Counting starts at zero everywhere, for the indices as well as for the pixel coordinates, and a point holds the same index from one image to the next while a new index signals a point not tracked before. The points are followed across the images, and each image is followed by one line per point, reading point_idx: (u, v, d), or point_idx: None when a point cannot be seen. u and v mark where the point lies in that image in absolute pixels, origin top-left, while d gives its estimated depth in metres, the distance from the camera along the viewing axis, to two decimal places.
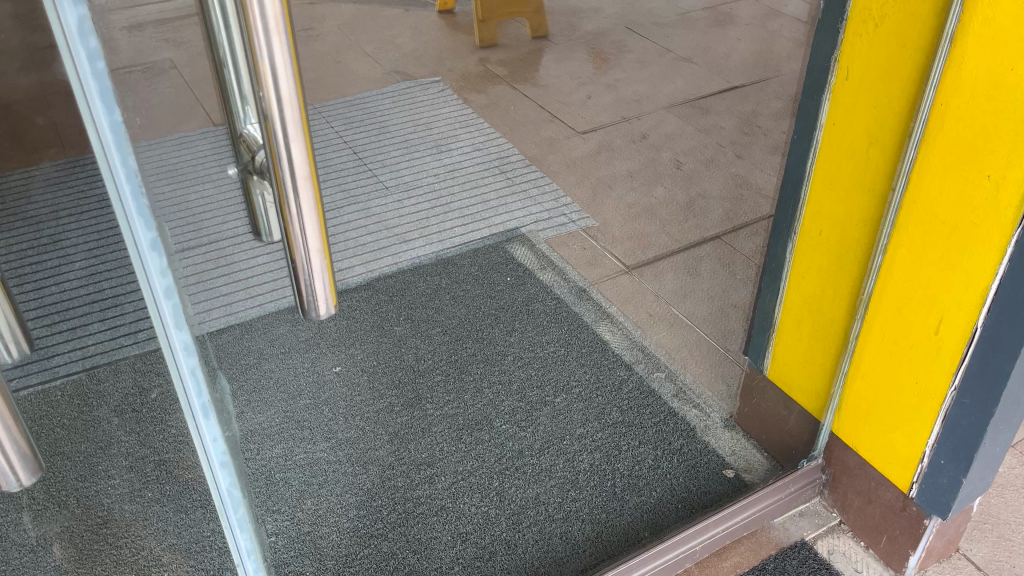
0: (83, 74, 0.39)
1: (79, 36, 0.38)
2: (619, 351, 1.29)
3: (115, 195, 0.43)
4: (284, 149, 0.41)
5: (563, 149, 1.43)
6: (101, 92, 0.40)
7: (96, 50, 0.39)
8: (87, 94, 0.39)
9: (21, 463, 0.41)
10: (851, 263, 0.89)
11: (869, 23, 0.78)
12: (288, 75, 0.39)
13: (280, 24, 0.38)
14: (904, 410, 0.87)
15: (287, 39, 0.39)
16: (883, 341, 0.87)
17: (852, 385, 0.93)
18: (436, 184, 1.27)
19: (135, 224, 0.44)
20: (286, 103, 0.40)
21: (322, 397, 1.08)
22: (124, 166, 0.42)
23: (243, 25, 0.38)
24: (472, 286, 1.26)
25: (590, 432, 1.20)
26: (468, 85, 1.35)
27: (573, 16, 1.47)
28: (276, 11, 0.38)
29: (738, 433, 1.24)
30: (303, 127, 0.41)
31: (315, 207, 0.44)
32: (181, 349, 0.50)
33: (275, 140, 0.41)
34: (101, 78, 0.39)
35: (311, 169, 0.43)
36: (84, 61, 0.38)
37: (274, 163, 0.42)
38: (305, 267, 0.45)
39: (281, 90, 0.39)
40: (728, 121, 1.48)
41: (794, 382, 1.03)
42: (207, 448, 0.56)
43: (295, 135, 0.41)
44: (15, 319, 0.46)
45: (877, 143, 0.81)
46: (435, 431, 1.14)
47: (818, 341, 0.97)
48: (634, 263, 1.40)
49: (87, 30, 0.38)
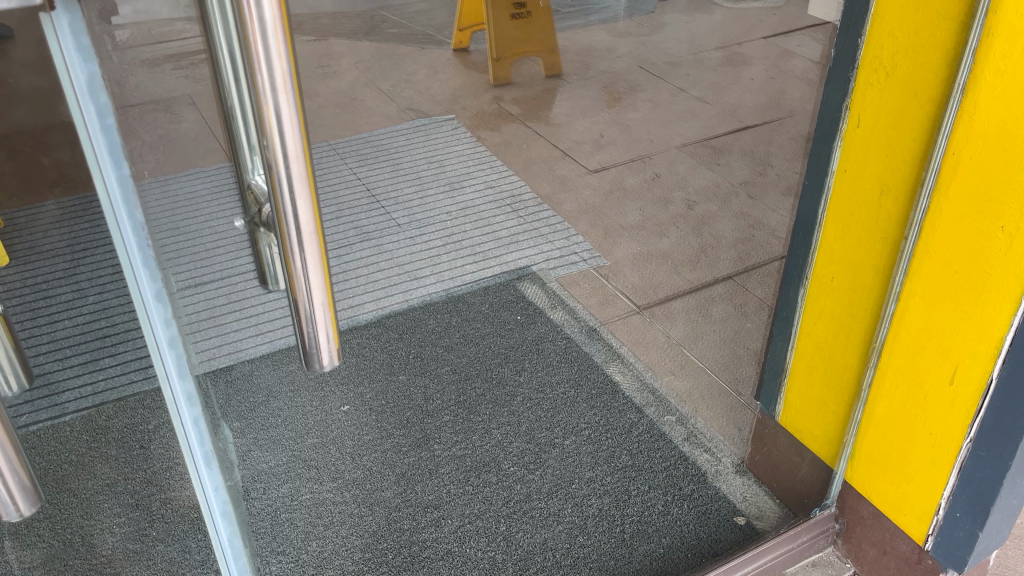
0: (92, 130, 0.39)
1: (88, 92, 0.38)
2: (629, 393, 1.29)
3: (121, 247, 0.43)
4: (290, 205, 0.41)
5: (576, 187, 1.47)
6: (109, 147, 0.40)
7: (106, 105, 0.39)
8: (96, 148, 0.40)
9: (23, 493, 0.39)
10: (863, 311, 0.88)
11: (881, 72, 0.78)
12: (294, 132, 0.40)
13: (287, 83, 0.38)
14: (918, 461, 0.86)
15: (295, 98, 0.39)
16: (896, 391, 0.86)
17: (866, 434, 0.92)
18: (448, 223, 1.25)
19: (140, 275, 0.44)
20: (292, 159, 0.40)
21: (329, 436, 1.06)
22: (132, 218, 0.42)
23: (250, 83, 0.38)
24: (483, 324, 1.24)
25: (599, 476, 1.20)
26: (482, 123, 1.38)
27: (587, 55, 1.55)
28: (284, 71, 0.38)
29: (749, 478, 1.23)
30: (308, 183, 0.42)
31: (321, 261, 0.44)
32: (183, 400, 0.50)
33: (281, 196, 0.41)
34: (109, 133, 0.40)
35: (317, 225, 0.43)
36: (93, 117, 0.39)
37: (279, 219, 0.42)
38: (309, 321, 0.45)
39: (288, 147, 0.40)
40: (739, 163, 1.52)
41: (806, 429, 1.02)
42: (209, 498, 0.56)
43: (301, 192, 0.41)
44: (15, 353, 0.45)
45: (889, 192, 0.81)
46: (443, 472, 1.13)
47: (830, 389, 0.96)
48: (646, 303, 1.40)
49: (96, 86, 0.38)
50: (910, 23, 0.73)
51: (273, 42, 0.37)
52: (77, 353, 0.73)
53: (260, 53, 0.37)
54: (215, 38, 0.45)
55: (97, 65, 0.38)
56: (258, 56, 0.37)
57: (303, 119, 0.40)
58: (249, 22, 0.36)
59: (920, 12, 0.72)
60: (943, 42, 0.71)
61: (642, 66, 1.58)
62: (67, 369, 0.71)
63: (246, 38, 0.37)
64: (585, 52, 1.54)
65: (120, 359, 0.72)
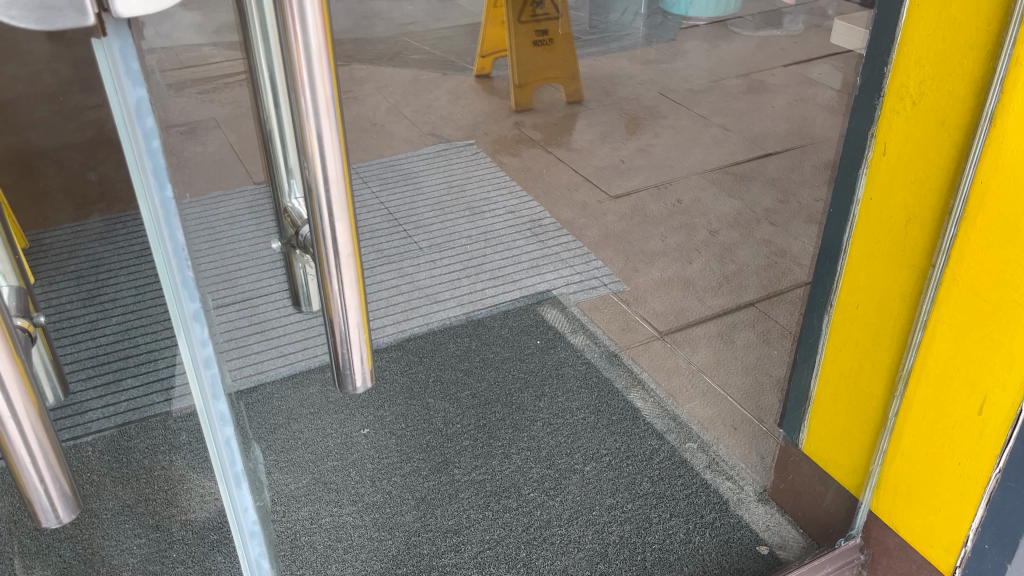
0: (139, 152, 0.40)
1: (137, 116, 0.39)
2: (650, 419, 1.25)
3: (162, 268, 0.43)
4: (329, 228, 0.42)
5: (596, 212, 1.52)
6: (155, 169, 0.41)
7: (152, 129, 0.40)
8: (142, 172, 0.40)
9: (62, 499, 0.39)
10: (890, 339, 0.88)
11: (906, 100, 0.78)
12: (335, 156, 0.40)
13: (330, 108, 0.39)
14: (946, 491, 0.85)
15: (336, 124, 0.39)
16: (923, 420, 0.85)
17: (892, 463, 0.91)
18: (469, 246, 1.37)
19: (180, 295, 0.44)
20: (332, 183, 0.41)
21: (350, 458, 1.07)
22: (173, 238, 0.43)
23: (294, 109, 0.39)
24: (502, 348, 1.27)
25: (619, 503, 1.15)
26: (502, 149, 1.54)
27: (608, 83, 1.73)
28: (327, 95, 0.38)
29: (772, 507, 1.16)
30: (347, 207, 0.42)
31: (356, 283, 0.44)
32: (217, 419, 0.50)
33: (320, 218, 0.41)
34: (155, 156, 0.40)
35: (354, 249, 0.43)
36: (141, 140, 0.40)
37: (317, 241, 0.43)
38: (344, 343, 0.45)
39: (328, 170, 0.40)
40: (764, 198, 1.52)
41: (831, 458, 1.01)
42: (238, 518, 0.56)
43: (341, 216, 0.42)
44: (53, 364, 0.46)
45: (916, 220, 0.81)
46: (462, 497, 1.11)
47: (856, 417, 0.95)
48: (667, 329, 1.37)
49: (145, 110, 0.39)
50: (936, 52, 0.74)
51: (317, 69, 0.37)
52: (100, 374, 0.72)
53: (305, 79, 0.37)
54: (259, 64, 0.46)
55: (146, 90, 0.39)
56: (302, 83, 0.38)
57: (344, 145, 0.40)
58: (294, 49, 0.37)
59: (946, 42, 0.73)
60: (971, 71, 0.71)
61: (663, 95, 1.71)
62: (91, 390, 0.70)
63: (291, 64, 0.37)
64: (604, 80, 1.74)
65: (142, 380, 0.74)
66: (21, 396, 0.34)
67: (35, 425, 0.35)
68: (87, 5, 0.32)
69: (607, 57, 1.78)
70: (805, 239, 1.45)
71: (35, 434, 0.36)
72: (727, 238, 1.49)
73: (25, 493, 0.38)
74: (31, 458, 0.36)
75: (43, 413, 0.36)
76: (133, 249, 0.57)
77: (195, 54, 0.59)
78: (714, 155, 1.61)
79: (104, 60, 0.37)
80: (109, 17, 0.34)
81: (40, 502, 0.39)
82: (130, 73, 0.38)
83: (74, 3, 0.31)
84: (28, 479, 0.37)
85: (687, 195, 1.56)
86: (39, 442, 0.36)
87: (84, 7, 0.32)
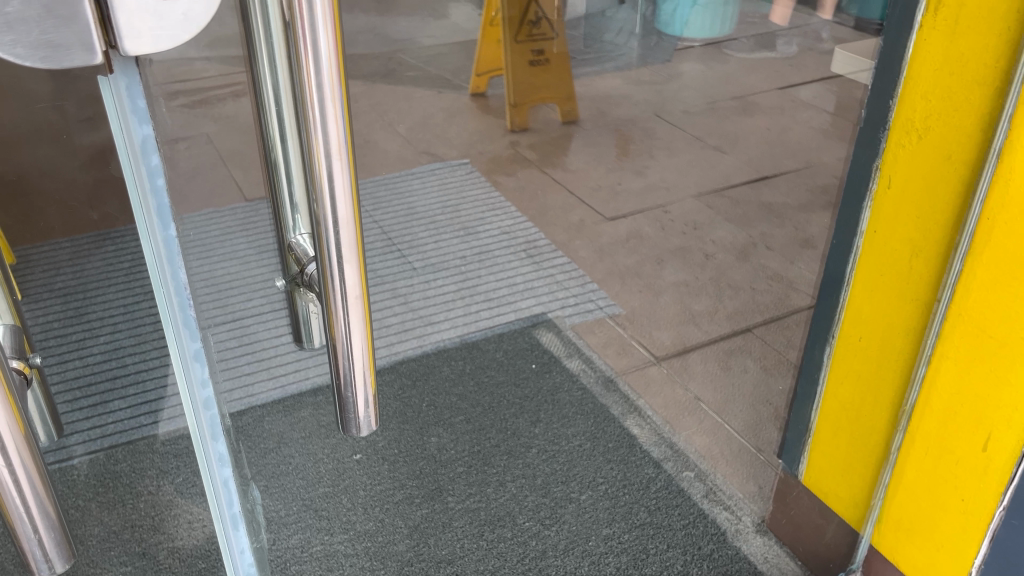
0: (143, 191, 0.38)
1: (142, 153, 0.38)
2: (647, 447, 1.22)
3: (162, 306, 0.42)
4: (337, 270, 0.40)
5: (591, 232, 1.57)
6: (159, 209, 0.39)
7: (158, 167, 0.38)
8: (145, 210, 0.39)
9: (56, 547, 0.38)
10: (893, 373, 0.86)
11: (913, 134, 0.77)
12: (345, 198, 0.38)
13: (341, 149, 0.37)
14: (949, 527, 0.84)
15: (349, 164, 0.38)
16: (926, 455, 0.84)
17: (894, 498, 0.90)
18: (463, 266, 1.43)
19: (181, 334, 0.43)
20: (342, 223, 0.39)
21: (341, 485, 1.06)
22: (175, 277, 0.41)
23: (304, 145, 0.37)
24: (497, 371, 1.29)
25: (616, 533, 1.12)
26: (496, 168, 1.60)
27: (602, 102, 1.79)
28: (339, 136, 0.37)
29: (771, 539, 1.11)
30: (357, 248, 0.40)
31: (364, 324, 0.42)
32: (216, 461, 0.48)
33: (327, 256, 0.40)
34: (159, 195, 0.39)
35: (363, 288, 0.42)
36: (145, 178, 0.38)
37: (325, 283, 0.41)
38: (350, 384, 0.44)
39: (338, 211, 0.39)
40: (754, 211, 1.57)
41: (830, 490, 0.99)
42: (236, 560, 0.54)
43: (350, 258, 0.40)
44: (48, 405, 0.44)
45: (921, 255, 0.80)
46: (456, 526, 1.10)
47: (857, 451, 0.93)
48: (663, 354, 1.37)
49: (150, 147, 0.38)
50: (943, 86, 0.73)
51: (330, 106, 0.36)
52: (87, 394, 0.70)
53: (316, 116, 0.36)
54: (265, 98, 0.45)
55: (152, 127, 0.38)
56: (312, 121, 0.36)
57: (355, 182, 0.39)
58: (306, 87, 0.35)
59: (954, 76, 0.72)
60: (980, 105, 0.71)
61: (660, 116, 1.75)
62: (78, 411, 0.68)
63: (302, 97, 0.36)
64: (598, 99, 1.79)
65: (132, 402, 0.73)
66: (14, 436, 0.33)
67: (24, 464, 0.34)
68: (95, 42, 0.31)
69: (600, 76, 1.81)
70: (801, 264, 1.47)
71: (28, 477, 0.34)
72: (724, 260, 1.52)
73: (19, 541, 0.36)
74: (24, 502, 0.34)
75: (36, 452, 0.34)
76: (123, 267, 0.55)
77: (188, 68, 0.57)
78: (708, 177, 1.65)
79: (113, 100, 0.35)
80: (118, 54, 0.33)
81: (34, 551, 0.37)
82: (136, 110, 0.36)
83: (82, 41, 0.31)
84: (19, 523, 0.35)
85: (683, 219, 1.60)
86: (33, 487, 0.35)
87: (91, 48, 0.31)
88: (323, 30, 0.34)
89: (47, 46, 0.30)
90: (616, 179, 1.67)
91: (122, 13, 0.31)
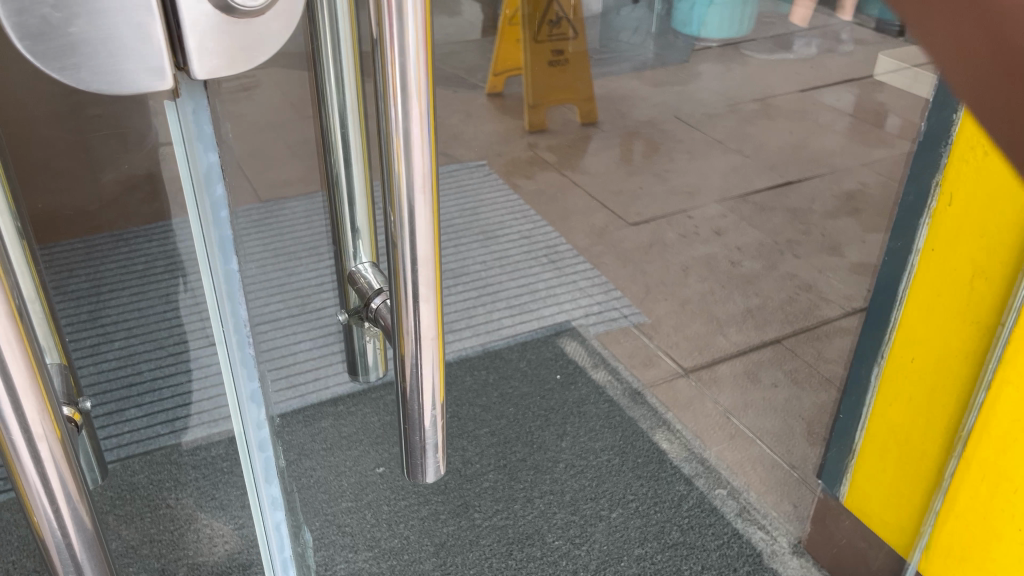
0: (206, 225, 0.35)
1: (206, 184, 0.34)
2: (678, 463, 1.19)
3: (220, 344, 0.39)
4: (411, 308, 0.37)
5: (613, 239, 1.53)
6: (220, 242, 0.36)
7: (222, 199, 0.35)
8: (207, 244, 0.36)
9: None
10: (948, 397, 0.83)
11: (978, 150, 0.75)
12: (426, 236, 0.35)
13: (426, 181, 0.34)
14: (1005, 557, 0.80)
15: (433, 200, 0.35)
16: (982, 482, 0.81)
17: (945, 526, 0.87)
18: (483, 272, 1.42)
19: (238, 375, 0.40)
20: (421, 262, 0.36)
21: (364, 500, 1.05)
22: (235, 314, 0.38)
23: (387, 175, 0.34)
24: (520, 381, 1.27)
25: (648, 553, 1.08)
26: (515, 171, 1.59)
27: (619, 104, 1.79)
28: (424, 168, 0.33)
29: (809, 562, 1.07)
30: (434, 286, 0.37)
31: (437, 365, 0.39)
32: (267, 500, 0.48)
33: (403, 295, 0.37)
34: (222, 227, 0.36)
35: (438, 329, 0.38)
36: (208, 211, 0.35)
37: (399, 323, 0.38)
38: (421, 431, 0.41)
39: (417, 249, 0.35)
40: (780, 219, 1.55)
41: (874, 514, 0.96)
42: None
43: (425, 295, 0.37)
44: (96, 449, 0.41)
45: (983, 275, 0.76)
46: (484, 544, 1.06)
47: (905, 476, 0.91)
48: (691, 365, 1.34)
49: (215, 177, 0.34)
50: None
51: (416, 134, 0.33)
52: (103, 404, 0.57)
53: (401, 146, 0.33)
54: (331, 131, 0.44)
55: (218, 155, 0.34)
56: (396, 152, 0.33)
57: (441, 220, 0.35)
58: (391, 115, 0.32)
59: None
60: None
61: (679, 119, 1.73)
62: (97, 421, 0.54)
63: (386, 125, 0.33)
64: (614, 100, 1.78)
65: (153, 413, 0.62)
66: (39, 414, 0.25)
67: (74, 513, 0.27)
68: (167, 66, 0.24)
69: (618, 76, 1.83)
70: (829, 274, 1.45)
71: (78, 531, 0.28)
72: (750, 269, 1.48)
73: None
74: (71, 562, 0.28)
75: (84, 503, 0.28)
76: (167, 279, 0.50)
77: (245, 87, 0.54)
78: (732, 180, 1.62)
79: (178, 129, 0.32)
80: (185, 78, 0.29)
81: None
82: (201, 137, 0.33)
83: (151, 64, 0.24)
84: (52, 547, 0.28)
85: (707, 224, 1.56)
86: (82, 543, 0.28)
87: (165, 74, 0.24)
88: (413, 53, 0.31)
89: (111, 72, 0.23)
90: (637, 184, 1.63)
91: (198, 30, 0.25)
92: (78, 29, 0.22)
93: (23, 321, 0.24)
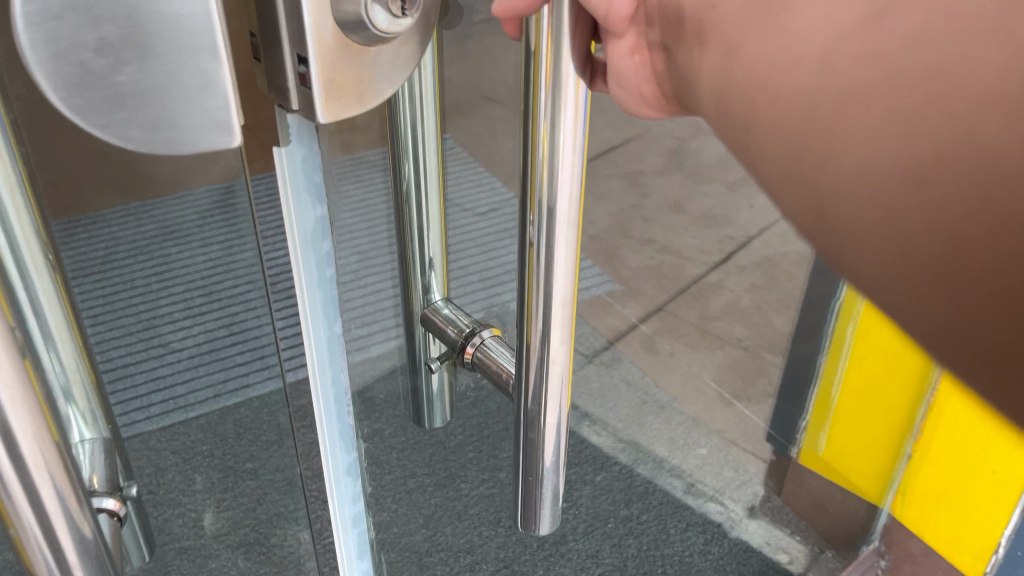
0: (306, 272, 0.40)
1: (311, 240, 0.39)
2: (615, 453, 1.21)
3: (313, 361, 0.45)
4: (549, 314, 0.42)
5: None
6: (314, 280, 0.41)
7: (322, 249, 0.40)
8: (308, 285, 0.41)
9: None
10: (920, 349, 0.88)
11: None
12: (568, 264, 0.41)
13: (575, 186, 0.39)
14: (978, 497, 0.87)
15: (574, 227, 0.41)
16: (955, 426, 0.87)
17: (919, 471, 0.93)
18: None
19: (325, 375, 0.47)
20: (557, 246, 0.40)
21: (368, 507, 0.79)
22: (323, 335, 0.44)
23: (537, 200, 0.40)
24: None
25: (635, 513, 1.16)
26: None
27: None
28: (572, 193, 0.39)
29: (764, 521, 1.16)
30: (570, 302, 0.43)
31: (566, 361, 0.46)
32: (340, 462, 0.57)
33: (535, 300, 0.42)
34: (319, 265, 0.41)
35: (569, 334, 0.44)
36: (312, 261, 0.40)
37: (530, 336, 0.44)
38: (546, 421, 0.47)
39: (561, 269, 0.41)
40: None
41: (851, 465, 1.03)
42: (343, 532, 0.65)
43: (563, 303, 0.42)
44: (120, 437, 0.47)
45: None
46: (472, 513, 1.08)
47: (880, 426, 0.96)
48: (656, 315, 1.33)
49: (318, 228, 0.39)
50: None
51: (572, 159, 0.38)
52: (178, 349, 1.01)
53: (559, 177, 0.39)
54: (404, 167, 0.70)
55: (321, 207, 0.39)
56: (558, 179, 0.39)
57: (581, 235, 0.41)
58: (559, 151, 0.38)
59: None
60: None
61: None
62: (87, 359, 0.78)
63: (535, 109, 0.38)
64: None
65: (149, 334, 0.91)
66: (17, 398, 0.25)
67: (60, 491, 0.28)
68: (235, 121, 0.25)
69: None
70: None
71: (65, 505, 0.28)
72: None
73: None
74: (60, 533, 0.28)
75: (71, 481, 0.28)
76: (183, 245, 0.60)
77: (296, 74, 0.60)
78: None
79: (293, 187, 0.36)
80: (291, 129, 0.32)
81: None
82: (310, 188, 0.38)
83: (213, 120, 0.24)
84: (36, 553, 0.28)
85: None
86: (65, 510, 0.28)
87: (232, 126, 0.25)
88: (564, 40, 0.36)
89: (183, 119, 0.24)
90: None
91: (326, 61, 0.27)
92: (157, 66, 0.22)
93: (29, 362, 0.26)
